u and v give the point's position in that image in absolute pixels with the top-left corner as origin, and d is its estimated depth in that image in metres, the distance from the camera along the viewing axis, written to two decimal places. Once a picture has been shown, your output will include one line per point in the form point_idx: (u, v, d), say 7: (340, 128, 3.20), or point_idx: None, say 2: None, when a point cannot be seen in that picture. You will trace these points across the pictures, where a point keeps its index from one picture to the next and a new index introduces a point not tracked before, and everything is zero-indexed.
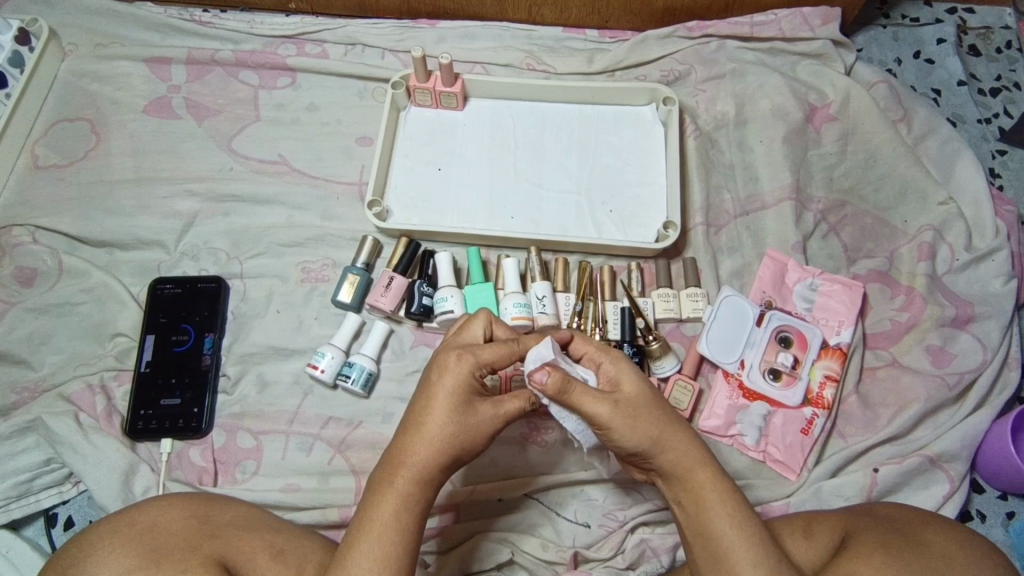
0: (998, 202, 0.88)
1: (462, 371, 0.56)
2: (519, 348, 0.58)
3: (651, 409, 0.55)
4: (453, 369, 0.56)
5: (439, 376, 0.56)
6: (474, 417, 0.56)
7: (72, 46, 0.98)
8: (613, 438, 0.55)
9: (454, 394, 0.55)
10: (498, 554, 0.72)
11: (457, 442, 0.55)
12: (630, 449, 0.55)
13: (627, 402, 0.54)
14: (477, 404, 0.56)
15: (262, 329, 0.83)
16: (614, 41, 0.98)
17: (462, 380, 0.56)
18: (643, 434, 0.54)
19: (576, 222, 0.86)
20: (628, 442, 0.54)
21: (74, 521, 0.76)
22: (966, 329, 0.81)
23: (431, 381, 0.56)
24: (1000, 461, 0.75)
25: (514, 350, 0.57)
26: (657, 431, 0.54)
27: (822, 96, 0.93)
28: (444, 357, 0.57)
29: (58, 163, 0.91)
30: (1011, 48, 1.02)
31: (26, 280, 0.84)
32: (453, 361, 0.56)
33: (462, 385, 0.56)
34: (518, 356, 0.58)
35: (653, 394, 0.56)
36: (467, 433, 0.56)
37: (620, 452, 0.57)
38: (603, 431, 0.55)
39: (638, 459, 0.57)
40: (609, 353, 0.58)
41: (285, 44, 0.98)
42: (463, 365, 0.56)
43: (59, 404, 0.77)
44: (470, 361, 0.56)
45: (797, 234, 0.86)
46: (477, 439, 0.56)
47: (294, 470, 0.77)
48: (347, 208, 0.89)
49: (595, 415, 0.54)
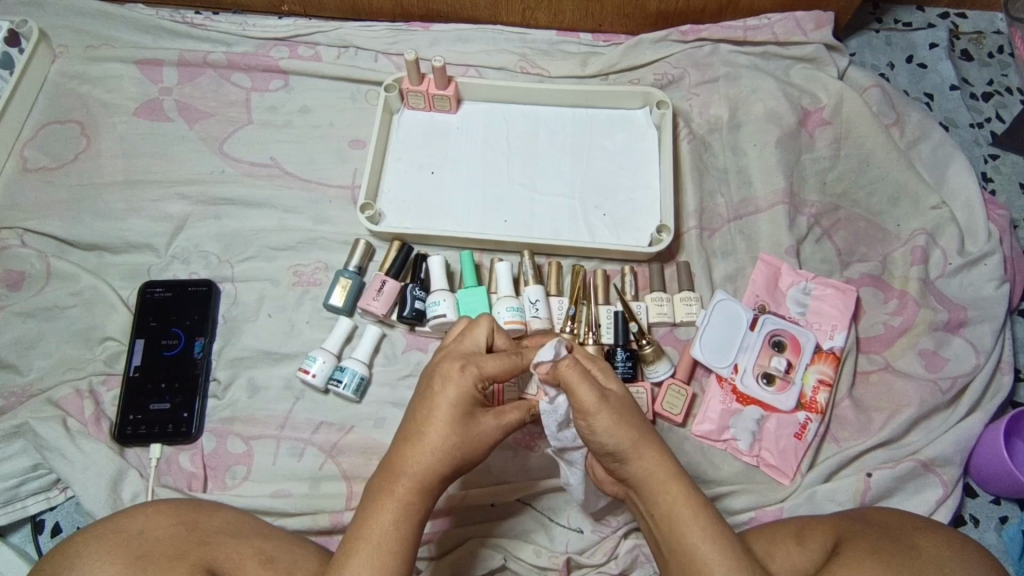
0: (990, 206, 0.88)
1: (466, 382, 0.55)
2: (522, 362, 0.58)
3: (630, 411, 0.55)
4: (457, 380, 0.55)
5: (443, 386, 0.55)
6: (476, 428, 0.56)
7: (63, 48, 0.97)
8: (595, 431, 0.54)
9: (458, 406, 0.55)
10: (491, 560, 0.71)
11: (458, 453, 0.55)
12: (608, 447, 0.54)
13: (611, 397, 0.55)
14: (479, 415, 0.56)
15: (253, 332, 0.82)
16: (608, 44, 0.99)
17: (466, 391, 0.55)
18: (622, 434, 0.53)
19: (570, 225, 0.86)
20: (608, 439, 0.54)
21: (62, 527, 0.76)
22: (959, 333, 0.81)
23: (433, 391, 0.55)
24: (994, 466, 0.75)
25: (517, 363, 0.58)
26: (635, 434, 0.54)
27: (815, 100, 0.94)
28: (447, 366, 0.56)
29: (47, 165, 0.90)
30: (1003, 53, 1.02)
31: (14, 283, 0.83)
32: (456, 371, 0.55)
33: (465, 397, 0.55)
34: (520, 369, 0.58)
35: (633, 401, 0.57)
36: (470, 445, 0.55)
37: (596, 450, 0.56)
38: (586, 421, 0.54)
39: (612, 463, 0.56)
40: (596, 360, 0.58)
41: (277, 46, 0.98)
42: (468, 376, 0.55)
43: (47, 408, 0.76)
44: (475, 373, 0.55)
45: (790, 238, 0.85)
46: (478, 450, 0.56)
47: (285, 476, 0.76)
48: (339, 211, 0.89)
49: (582, 399, 0.53)
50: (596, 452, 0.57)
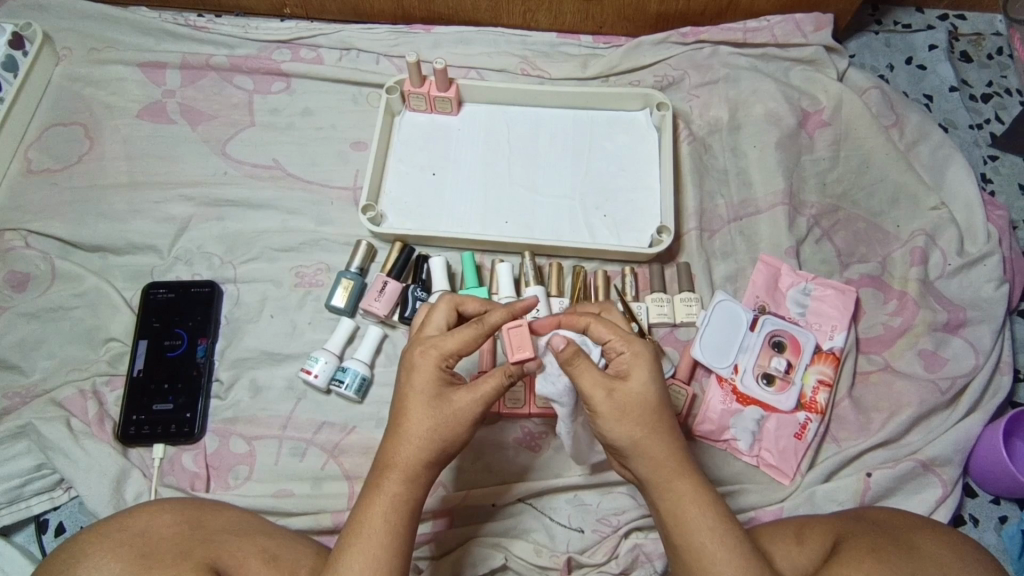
0: (990, 207, 0.88)
1: (427, 366, 0.56)
2: (482, 329, 0.56)
3: (646, 408, 0.54)
4: (420, 366, 0.56)
5: (409, 376, 0.56)
6: (448, 406, 0.55)
7: (67, 51, 0.97)
8: (603, 426, 0.55)
9: (425, 391, 0.55)
10: (492, 560, 0.71)
11: (435, 436, 0.54)
12: (615, 442, 0.55)
13: (622, 394, 0.54)
14: (449, 394, 0.55)
15: (256, 333, 0.82)
16: (608, 47, 0.99)
17: (431, 375, 0.55)
18: (630, 431, 0.54)
19: (571, 226, 0.86)
20: (615, 434, 0.54)
21: (65, 526, 0.76)
22: (958, 333, 0.81)
23: (402, 383, 0.56)
24: (993, 466, 0.75)
25: (475, 333, 0.55)
26: (645, 432, 0.54)
27: (815, 101, 0.94)
28: (410, 356, 0.57)
29: (51, 167, 0.91)
30: (1002, 54, 1.02)
31: (18, 284, 0.84)
32: (418, 357, 0.56)
33: (431, 381, 0.55)
34: (483, 337, 0.56)
35: (657, 396, 0.55)
36: (444, 424, 0.55)
37: (606, 442, 0.57)
38: (594, 414, 0.55)
39: (622, 457, 0.56)
40: (633, 344, 0.56)
41: (279, 49, 0.98)
42: (428, 360, 0.56)
43: (51, 409, 0.77)
44: (434, 355, 0.56)
45: (790, 239, 0.86)
46: (456, 428, 0.55)
47: (288, 475, 0.77)
48: (341, 212, 0.89)
49: (590, 396, 0.54)
50: (607, 444, 0.57)
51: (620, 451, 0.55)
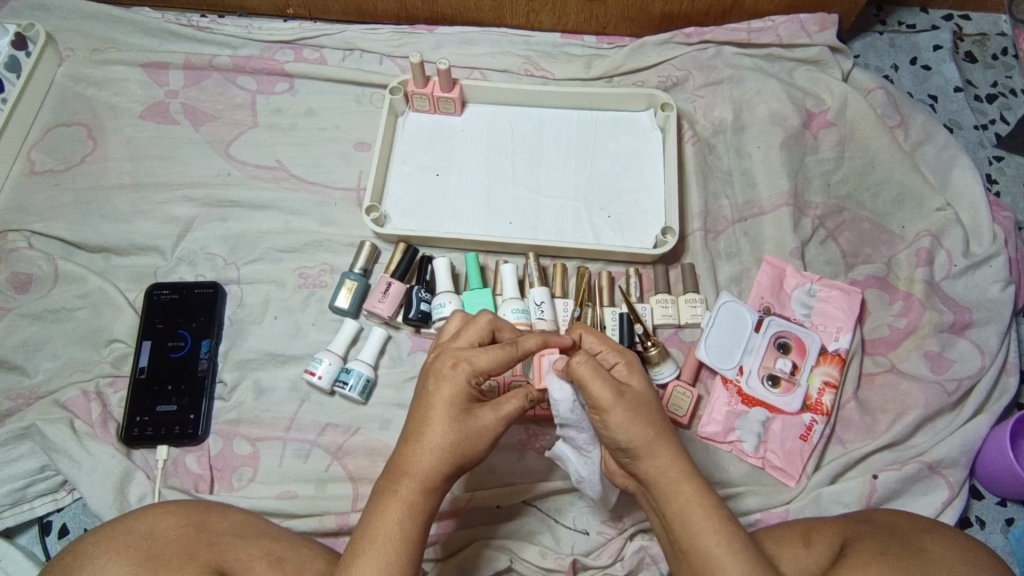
0: (994, 208, 0.88)
1: (459, 379, 0.55)
2: (517, 352, 0.56)
3: (648, 408, 0.54)
4: (449, 377, 0.55)
5: (436, 385, 0.55)
6: (474, 422, 0.55)
7: (69, 51, 0.97)
8: (609, 427, 0.54)
9: (452, 403, 0.55)
10: (497, 562, 0.71)
11: (459, 450, 0.54)
12: (621, 443, 0.54)
13: (627, 393, 0.54)
14: (476, 410, 0.55)
15: (260, 335, 0.82)
16: (612, 47, 0.99)
17: (460, 388, 0.55)
18: (636, 430, 0.53)
19: (575, 227, 0.86)
20: (623, 435, 0.53)
21: (69, 528, 0.76)
22: (964, 335, 0.81)
23: (428, 390, 0.55)
24: (999, 468, 0.75)
25: (511, 355, 0.56)
26: (650, 431, 0.53)
27: (819, 102, 0.94)
28: (439, 365, 0.56)
29: (54, 168, 0.90)
30: (1007, 54, 1.02)
31: (21, 285, 0.84)
32: (448, 368, 0.55)
33: (458, 394, 0.55)
34: (515, 360, 0.57)
35: (654, 399, 0.56)
36: (469, 440, 0.54)
37: (612, 445, 0.56)
38: (600, 416, 0.54)
39: (625, 459, 0.56)
40: (623, 354, 0.58)
41: (283, 49, 0.98)
42: (459, 373, 0.55)
43: (55, 410, 0.77)
44: (467, 369, 0.55)
45: (795, 240, 0.85)
46: (479, 445, 0.55)
47: (291, 477, 0.77)
48: (344, 213, 0.89)
49: (596, 395, 0.53)
50: (611, 448, 0.56)
51: (626, 452, 0.54)
